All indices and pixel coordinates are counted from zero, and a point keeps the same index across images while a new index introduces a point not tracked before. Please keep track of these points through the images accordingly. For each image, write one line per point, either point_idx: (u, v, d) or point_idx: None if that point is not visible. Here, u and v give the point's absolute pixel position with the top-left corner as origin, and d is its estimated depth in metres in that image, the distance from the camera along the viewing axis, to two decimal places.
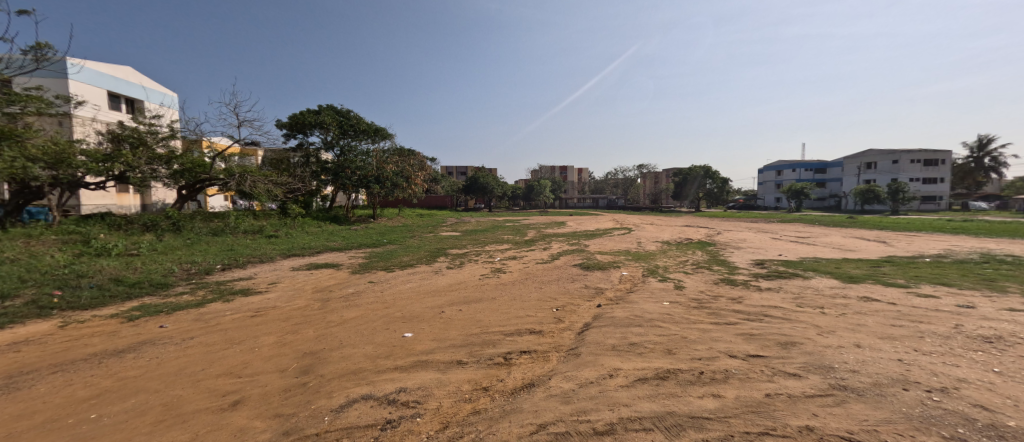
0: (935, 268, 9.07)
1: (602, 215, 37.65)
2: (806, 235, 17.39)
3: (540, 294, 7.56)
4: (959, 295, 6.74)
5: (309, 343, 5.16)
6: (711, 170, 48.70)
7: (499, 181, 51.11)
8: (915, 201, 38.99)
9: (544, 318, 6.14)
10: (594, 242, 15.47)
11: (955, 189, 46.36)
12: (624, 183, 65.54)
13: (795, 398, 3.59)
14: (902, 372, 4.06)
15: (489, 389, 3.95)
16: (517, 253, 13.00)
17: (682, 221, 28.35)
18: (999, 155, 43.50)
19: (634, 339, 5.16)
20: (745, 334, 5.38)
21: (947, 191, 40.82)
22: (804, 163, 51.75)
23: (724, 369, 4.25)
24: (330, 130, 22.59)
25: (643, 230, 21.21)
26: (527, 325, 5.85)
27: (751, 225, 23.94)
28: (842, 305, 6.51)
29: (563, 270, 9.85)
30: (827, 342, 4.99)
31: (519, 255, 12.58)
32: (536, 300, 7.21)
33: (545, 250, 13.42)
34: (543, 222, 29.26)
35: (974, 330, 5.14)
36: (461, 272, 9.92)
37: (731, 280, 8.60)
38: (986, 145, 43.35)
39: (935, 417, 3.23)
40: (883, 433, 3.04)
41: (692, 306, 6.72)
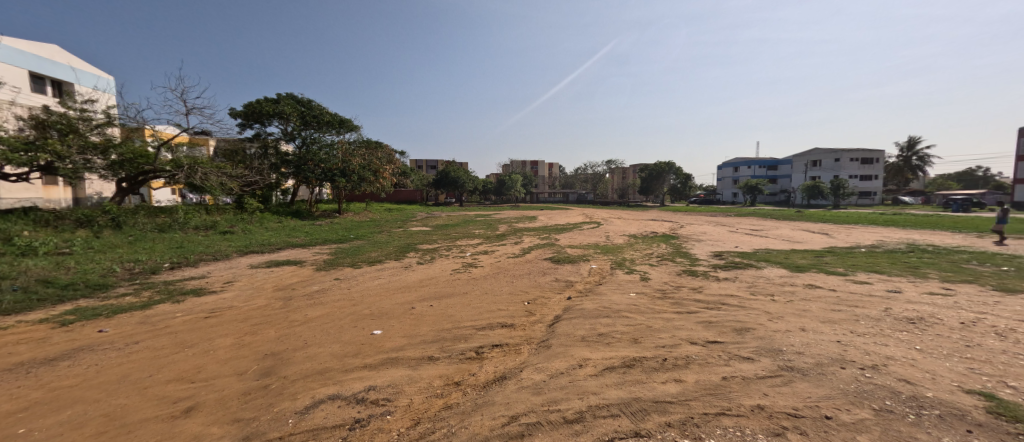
0: (869, 257, 9.96)
1: (571, 210, 38.26)
2: (759, 228, 18.43)
3: (511, 288, 7.69)
4: (889, 281, 7.44)
5: (269, 344, 5.04)
6: (675, 166, 50.60)
7: (470, 175, 50.53)
8: (852, 197, 42.37)
9: (516, 312, 6.27)
10: (563, 236, 15.81)
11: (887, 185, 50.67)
12: (594, 179, 66.45)
13: (748, 380, 3.89)
14: (840, 352, 4.48)
15: (460, 384, 4.02)
16: (488, 248, 13.09)
17: (647, 216, 29.42)
18: (926, 155, 47.14)
19: (603, 329, 5.38)
20: (705, 322, 5.73)
21: (880, 187, 44.52)
22: (758, 160, 54.43)
23: (686, 355, 4.53)
24: (291, 120, 21.79)
25: (612, 223, 21.83)
26: (499, 318, 5.96)
27: (710, 219, 25.16)
28: (789, 293, 7.04)
29: (534, 263, 10.08)
30: (776, 327, 5.40)
31: (490, 249, 12.68)
32: (507, 293, 7.32)
33: (515, 244, 13.62)
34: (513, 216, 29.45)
35: (900, 312, 5.70)
36: (431, 267, 9.91)
37: (692, 271, 9.06)
38: (913, 145, 47.02)
39: (867, 391, 3.61)
40: (824, 409, 3.36)
41: (657, 296, 7.06)
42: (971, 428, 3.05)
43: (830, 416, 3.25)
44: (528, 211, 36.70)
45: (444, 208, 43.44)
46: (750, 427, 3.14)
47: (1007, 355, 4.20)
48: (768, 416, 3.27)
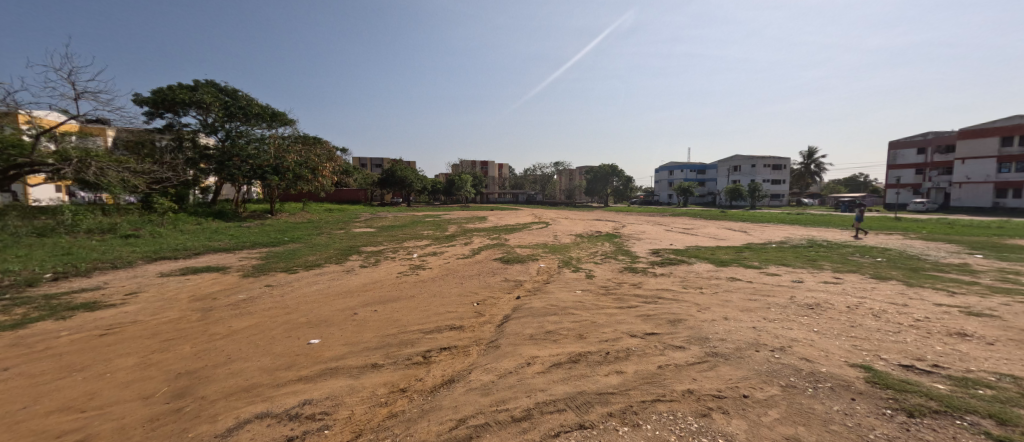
0: (779, 251, 11.21)
1: (520, 210, 38.82)
2: (690, 227, 19.94)
3: (460, 289, 7.71)
4: (794, 272, 8.45)
5: (183, 362, 4.67)
6: (617, 169, 53.27)
7: (418, 175, 49.31)
8: (766, 199, 47.14)
9: (465, 313, 6.31)
10: (512, 236, 16.06)
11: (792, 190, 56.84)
12: (543, 180, 67.64)
13: (680, 367, 4.26)
14: (755, 337, 5.04)
15: (406, 391, 4.01)
16: (436, 249, 12.97)
17: (591, 216, 30.65)
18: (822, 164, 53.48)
19: (550, 327, 5.59)
20: (643, 315, 6.16)
21: (786, 191, 50.07)
22: (688, 165, 58.80)
23: (626, 347, 4.85)
24: (212, 110, 20.05)
25: (559, 223, 22.52)
26: (448, 321, 5.98)
27: (648, 219, 26.77)
28: (715, 285, 7.76)
29: (483, 264, 10.17)
30: (704, 317, 5.94)
31: (439, 250, 12.57)
32: (456, 295, 7.34)
33: (464, 245, 13.63)
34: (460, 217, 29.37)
35: (803, 299, 6.52)
36: (376, 270, 9.65)
37: (633, 268, 9.64)
38: (811, 155, 53.28)
39: (777, 371, 4.11)
40: (742, 389, 3.78)
41: (600, 293, 7.44)
42: (853, 396, 3.58)
43: (747, 395, 3.67)
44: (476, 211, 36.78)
45: (387, 208, 42.90)
46: (681, 411, 3.45)
47: (882, 332, 4.97)
48: (696, 399, 3.62)
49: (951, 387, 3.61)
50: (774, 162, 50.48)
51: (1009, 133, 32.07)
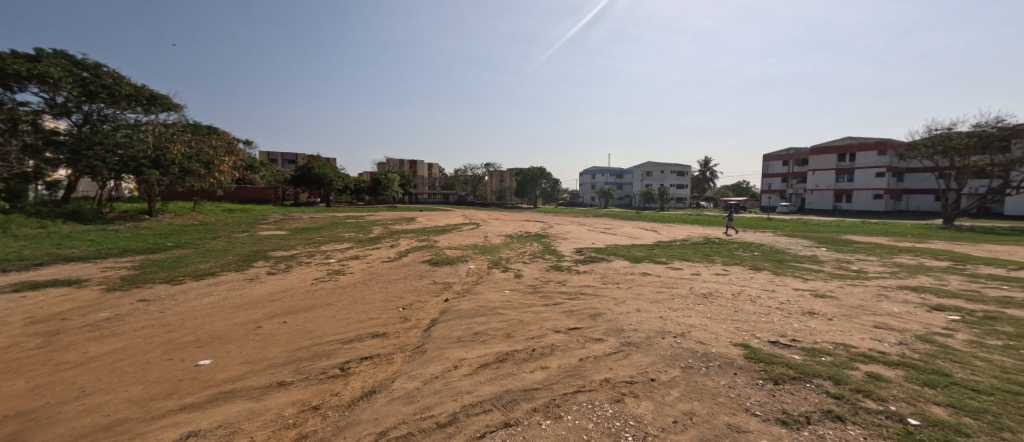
0: (683, 248, 12.56)
1: (449, 210, 38.51)
2: (610, 227, 21.41)
3: (385, 294, 7.50)
4: (694, 266, 9.55)
5: (12, 402, 3.95)
6: (546, 171, 55.46)
7: (338, 173, 46.17)
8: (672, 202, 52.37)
9: (389, 320, 6.18)
10: (440, 237, 15.91)
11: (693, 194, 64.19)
12: (474, 181, 67.25)
13: (598, 358, 4.62)
14: (662, 325, 5.63)
15: (319, 408, 3.84)
16: (359, 251, 12.42)
17: (520, 216, 31.50)
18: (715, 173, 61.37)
19: (478, 328, 5.70)
20: (567, 311, 6.54)
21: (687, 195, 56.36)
22: (608, 170, 63.12)
23: (551, 343, 5.11)
24: (63, 87, 16.79)
25: (489, 224, 22.81)
26: (370, 328, 5.81)
27: (573, 219, 28.21)
28: (630, 280, 8.48)
29: (411, 267, 9.97)
30: (620, 310, 6.47)
31: (361, 253, 12.05)
32: (380, 300, 7.14)
33: (390, 247, 13.21)
34: (387, 217, 28.35)
35: (700, 289, 7.41)
36: (287, 277, 8.98)
37: (558, 267, 10.15)
38: (708, 164, 60.65)
39: (678, 354, 4.65)
40: (651, 373, 4.22)
41: (528, 291, 7.73)
42: (736, 371, 4.18)
43: (654, 378, 4.10)
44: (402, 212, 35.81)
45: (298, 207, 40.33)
46: (598, 399, 3.74)
47: (758, 315, 5.85)
48: (612, 387, 3.96)
49: (805, 357, 4.38)
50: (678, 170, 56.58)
51: (843, 152, 40.04)
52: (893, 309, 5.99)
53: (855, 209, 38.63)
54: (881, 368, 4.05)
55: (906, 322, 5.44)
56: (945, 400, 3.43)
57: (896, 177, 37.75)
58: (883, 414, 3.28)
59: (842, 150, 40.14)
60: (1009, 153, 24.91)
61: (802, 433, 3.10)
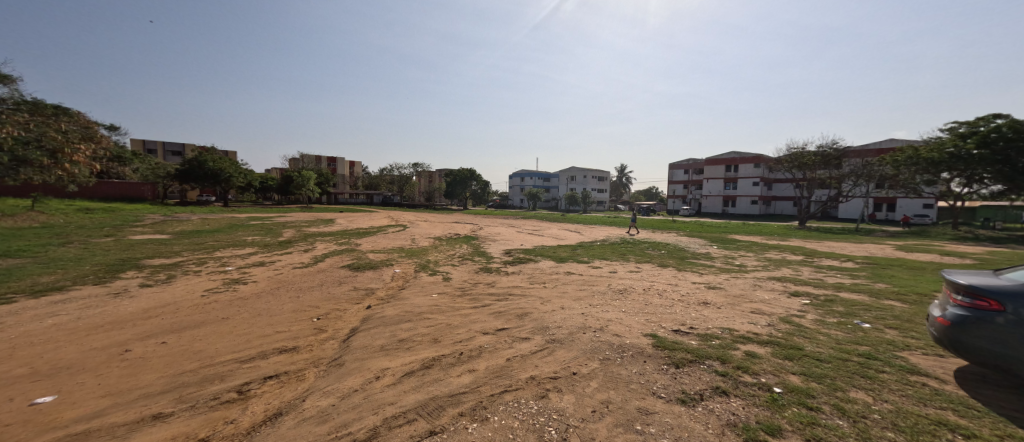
0: (603, 248, 13.47)
1: (374, 212, 36.78)
2: (538, 228, 22.17)
3: (297, 305, 7.01)
4: (613, 264, 10.31)
5: None
6: (475, 173, 55.44)
7: (237, 168, 41.13)
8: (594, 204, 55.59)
9: (300, 332, 5.76)
10: (362, 241, 15.14)
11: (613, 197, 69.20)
12: (401, 181, 63.43)
13: (525, 357, 4.80)
14: (583, 321, 6.03)
15: (210, 439, 3.39)
16: (266, 258, 11.34)
17: (450, 218, 31.21)
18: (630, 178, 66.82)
19: (404, 334, 5.54)
20: (495, 312, 6.68)
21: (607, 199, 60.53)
22: (536, 173, 65.09)
23: (479, 345, 5.18)
24: None
25: (417, 226, 22.27)
26: (277, 343, 5.36)
27: (503, 221, 28.68)
28: (555, 279, 8.91)
29: (329, 273, 9.36)
30: (546, 308, 6.79)
31: (269, 260, 11.02)
32: (290, 311, 6.65)
33: (304, 252, 12.26)
34: (302, 219, 26.26)
35: (618, 285, 8.04)
36: (167, 290, 7.87)
37: (487, 268, 10.29)
38: (624, 170, 65.73)
39: (596, 347, 5.01)
40: (572, 367, 4.50)
41: (456, 294, 7.72)
42: (645, 359, 4.63)
43: (576, 371, 4.38)
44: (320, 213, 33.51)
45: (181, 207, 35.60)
46: (524, 397, 3.86)
47: (664, 307, 6.53)
48: (538, 383, 4.12)
49: (701, 342, 4.99)
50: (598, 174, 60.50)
51: (730, 164, 46.08)
52: (766, 297, 7.08)
53: (737, 213, 44.69)
54: (758, 347, 4.77)
55: (775, 307, 6.46)
56: (802, 370, 4.15)
57: (767, 187, 44.54)
58: (757, 386, 3.88)
59: (728, 162, 46.10)
60: (843, 167, 30.68)
61: (697, 410, 3.53)
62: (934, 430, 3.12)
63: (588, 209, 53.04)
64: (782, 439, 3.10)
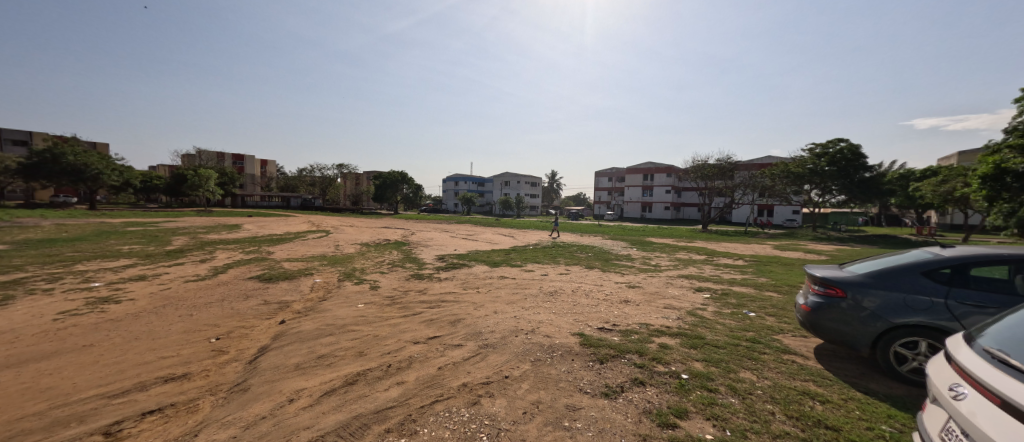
0: (535, 252, 13.86)
1: (293, 217, 34.02)
2: (472, 233, 22.16)
3: (189, 324, 5.88)
4: (544, 267, 10.64)
5: None
6: (406, 176, 53.79)
7: (108, 166, 35.09)
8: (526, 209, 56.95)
9: (194, 355, 4.82)
10: (276, 249, 13.83)
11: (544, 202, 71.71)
12: (321, 183, 59.55)
13: (457, 364, 4.77)
14: (515, 324, 6.14)
15: None
16: (153, 270, 9.84)
17: (379, 223, 29.94)
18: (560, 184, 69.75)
19: (323, 350, 5.04)
20: (426, 320, 6.53)
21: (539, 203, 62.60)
22: (470, 177, 64.95)
23: (409, 356, 5.03)
24: None
25: (341, 231, 21.00)
26: (160, 371, 4.40)
27: (435, 225, 28.20)
28: (488, 284, 8.96)
29: (235, 285, 8.35)
30: (479, 313, 6.80)
31: (156, 273, 9.57)
32: (180, 332, 5.56)
33: (204, 263, 10.84)
34: (203, 225, 23.33)
35: (549, 287, 8.31)
36: (6, 314, 6.38)
37: (419, 275, 10.02)
38: (555, 177, 68.44)
39: (527, 349, 5.13)
40: (504, 371, 4.54)
41: (385, 304, 7.40)
42: (573, 357, 4.86)
43: (508, 375, 4.45)
44: (226, 218, 30.15)
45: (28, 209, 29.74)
46: (455, 405, 3.82)
47: (591, 306, 6.89)
48: (468, 390, 4.13)
49: (622, 338, 5.36)
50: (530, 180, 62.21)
51: (648, 172, 50.31)
52: (676, 292, 7.82)
53: (653, 217, 49.21)
54: (669, 339, 5.25)
55: (683, 302, 7.15)
56: (703, 357, 4.66)
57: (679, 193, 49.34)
58: (667, 374, 4.28)
59: (645, 172, 50.35)
60: (735, 178, 34.93)
61: (617, 401, 3.79)
62: (801, 399, 3.69)
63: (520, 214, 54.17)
64: (687, 420, 3.45)
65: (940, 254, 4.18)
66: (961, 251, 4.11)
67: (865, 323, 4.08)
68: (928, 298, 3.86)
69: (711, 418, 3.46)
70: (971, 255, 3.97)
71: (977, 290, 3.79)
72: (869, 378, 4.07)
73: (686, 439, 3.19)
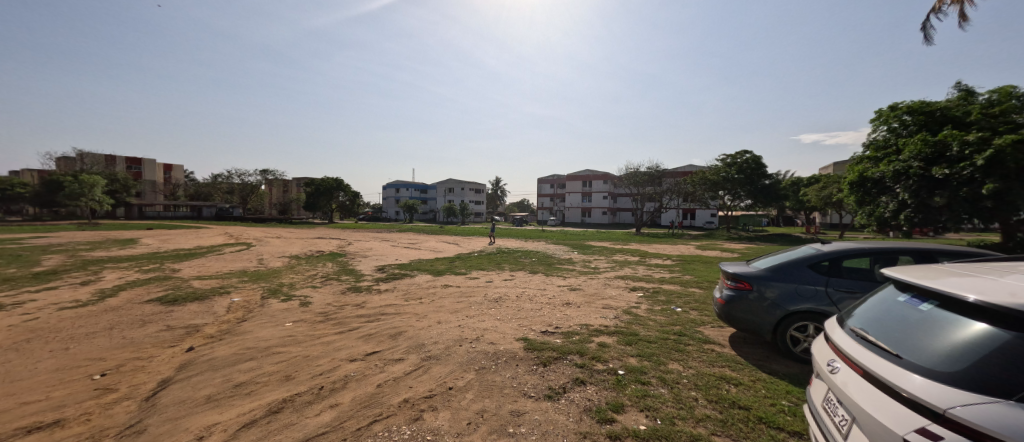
0: (480, 259, 13.70)
1: (210, 229, 30.64)
2: (414, 241, 21.47)
3: (65, 360, 4.95)
4: (489, 274, 10.54)
5: None
6: (342, 183, 50.99)
7: None
8: (470, 216, 56.57)
9: (71, 397, 4.05)
10: (183, 266, 12.22)
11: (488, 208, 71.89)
12: (242, 190, 54.43)
13: (398, 380, 4.49)
14: (460, 333, 5.97)
15: None
16: (20, 297, 8.22)
17: (312, 233, 27.98)
18: (504, 191, 70.34)
19: (241, 378, 4.51)
20: (364, 335, 6.13)
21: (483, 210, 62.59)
22: (412, 184, 63.21)
23: (344, 375, 4.65)
24: None
25: (267, 244, 19.25)
26: (22, 422, 3.63)
27: (375, 235, 26.96)
28: (432, 294, 8.66)
29: (130, 309, 7.19)
30: (421, 325, 6.52)
31: (23, 300, 7.99)
32: (53, 371, 4.65)
33: (88, 285, 9.23)
34: (89, 240, 20.00)
35: (494, 294, 8.21)
36: None
37: (356, 288, 9.43)
38: (498, 183, 68.88)
39: (473, 359, 4.98)
40: (448, 383, 4.35)
41: (317, 321, 6.84)
42: (517, 362, 4.80)
43: (453, 386, 4.27)
44: (120, 232, 26.23)
45: None
46: (396, 424, 3.56)
47: (535, 311, 6.90)
48: (410, 406, 3.88)
49: (564, 339, 5.41)
50: (474, 187, 62.00)
51: (587, 179, 52.39)
52: (615, 293, 8.10)
53: (592, 222, 51.33)
54: (608, 338, 5.39)
55: (620, 301, 7.42)
56: (638, 352, 4.84)
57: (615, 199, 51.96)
58: (606, 371, 4.37)
59: (585, 179, 52.39)
60: (663, 185, 37.40)
61: (560, 402, 3.78)
62: (719, 384, 3.98)
63: (463, 221, 53.61)
64: (623, 414, 3.53)
65: (821, 248, 4.74)
66: (837, 243, 4.67)
67: (766, 312, 4.52)
68: (813, 288, 4.39)
69: (644, 409, 3.58)
70: (844, 248, 4.55)
71: (849, 279, 4.37)
72: (772, 359, 4.50)
73: (623, 432, 3.26)
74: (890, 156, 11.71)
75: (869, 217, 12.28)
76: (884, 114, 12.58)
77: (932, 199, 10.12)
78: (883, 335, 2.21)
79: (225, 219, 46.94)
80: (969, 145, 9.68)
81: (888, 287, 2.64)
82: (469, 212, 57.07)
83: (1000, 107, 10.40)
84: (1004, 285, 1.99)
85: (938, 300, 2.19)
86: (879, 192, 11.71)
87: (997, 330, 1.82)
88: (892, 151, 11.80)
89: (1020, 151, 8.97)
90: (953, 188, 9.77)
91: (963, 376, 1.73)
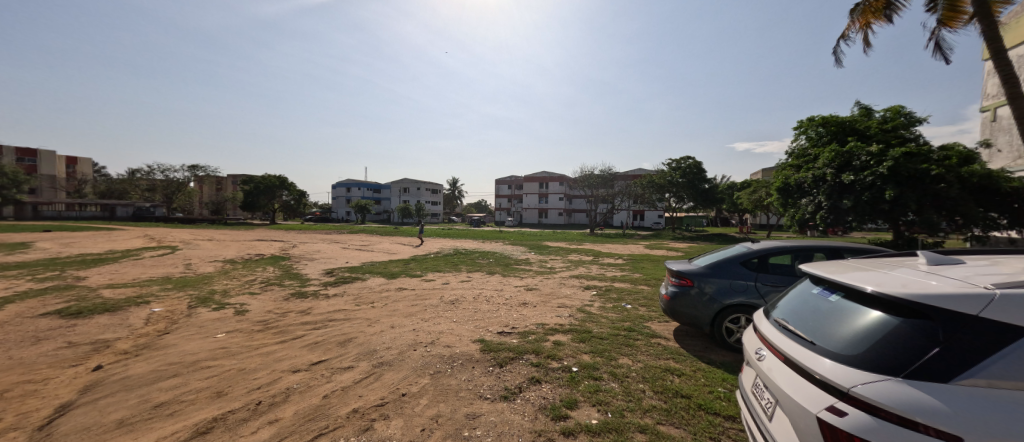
0: (435, 260, 13.39)
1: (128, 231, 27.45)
2: (366, 243, 20.60)
3: None
4: (444, 276, 10.33)
5: None
6: (286, 182, 48.00)
7: None
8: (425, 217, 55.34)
9: None
10: (91, 274, 10.79)
11: (444, 209, 70.70)
12: (166, 186, 48.96)
13: (347, 389, 4.24)
14: (414, 337, 5.77)
15: None
16: None
17: (251, 235, 26.06)
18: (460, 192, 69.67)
19: (162, 397, 4.06)
20: (310, 344, 5.76)
21: (439, 211, 61.52)
22: (365, 184, 60.96)
23: (286, 388, 4.32)
24: None
25: (198, 247, 17.63)
26: None
27: (324, 236, 25.66)
28: (384, 297, 8.34)
29: (19, 326, 6.20)
30: (373, 330, 6.24)
31: None
32: None
33: None
34: None
35: (449, 297, 8.04)
36: None
37: (301, 293, 8.88)
38: (455, 184, 68.19)
39: (427, 363, 4.81)
40: (400, 390, 4.16)
41: (255, 331, 6.33)
42: (473, 364, 4.70)
43: (406, 393, 4.09)
44: (10, 235, 22.72)
45: None
46: (343, 436, 3.35)
47: (491, 312, 6.83)
48: (358, 416, 3.66)
49: (520, 339, 5.38)
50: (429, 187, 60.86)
51: (542, 181, 53.09)
52: (569, 292, 8.21)
53: (548, 223, 52.13)
54: (562, 336, 5.44)
55: (574, 300, 7.53)
56: (591, 349, 4.92)
57: (570, 201, 53.09)
58: (561, 369, 4.39)
59: (541, 180, 53.18)
60: (614, 187, 38.62)
61: (516, 402, 3.74)
62: (664, 375, 4.13)
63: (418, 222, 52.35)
64: (577, 410, 3.55)
65: (752, 246, 5.07)
66: (766, 242, 5.02)
67: (705, 305, 4.76)
68: (745, 282, 4.69)
69: (597, 404, 3.62)
70: (771, 246, 4.91)
71: (774, 273, 4.73)
72: (712, 350, 4.75)
73: (576, 427, 3.27)
74: (808, 163, 12.83)
75: (792, 218, 13.40)
76: (801, 125, 13.78)
77: (842, 202, 11.27)
78: (800, 324, 2.35)
79: (145, 220, 42.18)
80: (871, 156, 10.88)
81: (804, 281, 2.81)
82: (424, 212, 55.86)
83: (893, 123, 11.76)
84: (894, 276, 2.17)
85: (844, 290, 2.35)
86: (800, 195, 12.76)
87: (890, 315, 1.96)
88: (809, 159, 12.94)
89: (909, 162, 10.26)
90: (857, 192, 10.94)
91: (864, 358, 1.86)
